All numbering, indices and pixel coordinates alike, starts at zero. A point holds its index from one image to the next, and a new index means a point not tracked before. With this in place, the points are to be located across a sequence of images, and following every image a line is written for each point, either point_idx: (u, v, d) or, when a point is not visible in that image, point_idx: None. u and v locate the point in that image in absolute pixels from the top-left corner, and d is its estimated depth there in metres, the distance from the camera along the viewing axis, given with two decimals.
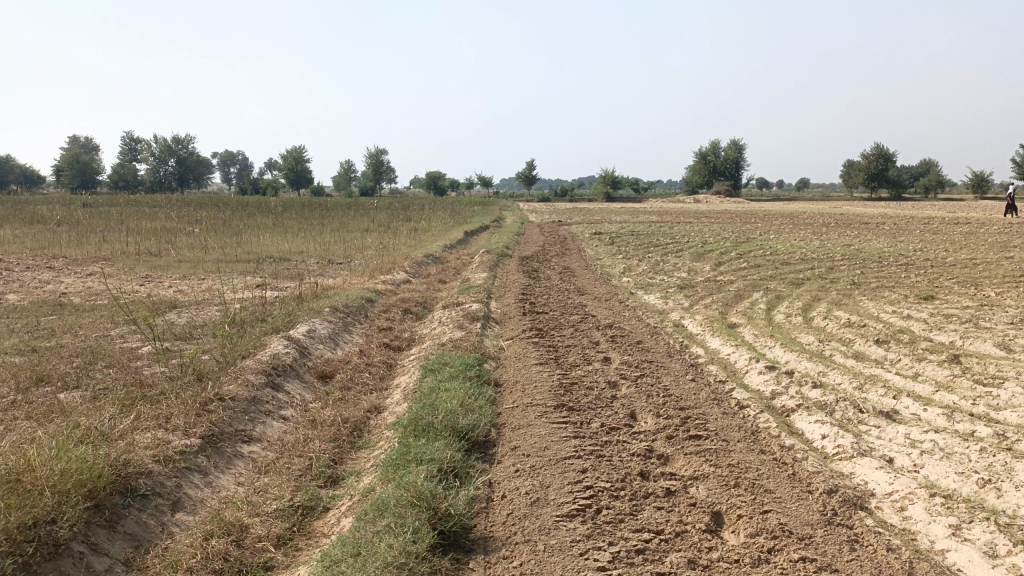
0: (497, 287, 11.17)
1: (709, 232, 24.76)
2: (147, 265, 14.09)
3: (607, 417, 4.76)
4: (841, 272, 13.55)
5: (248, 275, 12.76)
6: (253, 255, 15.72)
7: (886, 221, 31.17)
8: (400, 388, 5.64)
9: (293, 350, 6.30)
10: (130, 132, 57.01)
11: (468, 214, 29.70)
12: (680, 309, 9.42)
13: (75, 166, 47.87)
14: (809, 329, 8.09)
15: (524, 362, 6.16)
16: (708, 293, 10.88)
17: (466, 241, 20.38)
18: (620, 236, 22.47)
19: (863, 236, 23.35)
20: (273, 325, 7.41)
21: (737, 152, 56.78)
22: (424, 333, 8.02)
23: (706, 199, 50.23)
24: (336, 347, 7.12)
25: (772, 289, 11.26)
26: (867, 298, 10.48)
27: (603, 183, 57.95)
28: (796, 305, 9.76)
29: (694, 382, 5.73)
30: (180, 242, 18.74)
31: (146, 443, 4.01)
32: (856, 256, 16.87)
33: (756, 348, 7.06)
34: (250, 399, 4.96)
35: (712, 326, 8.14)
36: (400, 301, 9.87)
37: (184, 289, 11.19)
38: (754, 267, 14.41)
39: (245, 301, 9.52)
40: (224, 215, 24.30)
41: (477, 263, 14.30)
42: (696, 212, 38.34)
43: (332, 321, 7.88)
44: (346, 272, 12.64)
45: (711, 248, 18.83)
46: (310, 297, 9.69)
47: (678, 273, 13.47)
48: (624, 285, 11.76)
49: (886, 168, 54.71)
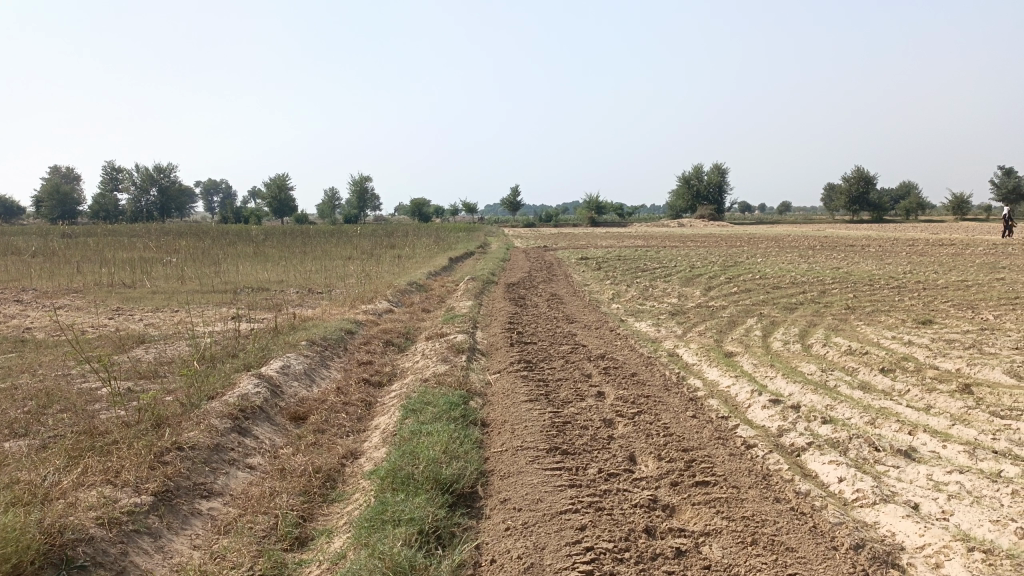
0: (483, 316, 10.78)
1: (696, 256, 24.54)
2: (120, 297, 13.58)
3: (604, 461, 4.36)
4: (834, 296, 13.26)
5: (224, 306, 12.29)
6: (231, 285, 15.25)
7: (871, 244, 31.15)
8: (379, 431, 5.21)
9: (264, 389, 5.86)
10: (111, 161, 56.52)
11: (453, 240, 29.41)
12: (673, 337, 9.04)
13: (56, 197, 47.25)
14: (809, 357, 7.74)
15: (513, 399, 5.75)
16: (700, 319, 10.53)
17: (451, 268, 20.00)
18: (607, 261, 22.17)
19: (850, 259, 23.21)
20: (244, 361, 6.97)
21: (720, 176, 57.03)
22: (406, 367, 7.60)
23: (690, 223, 50.22)
24: (312, 385, 6.68)
25: (765, 315, 10.93)
26: (864, 323, 10.17)
27: (587, 209, 57.91)
28: (792, 331, 9.42)
29: (695, 419, 5.33)
30: (157, 272, 18.24)
31: (89, 503, 3.57)
32: (846, 279, 16.63)
33: (757, 379, 6.68)
34: (213, 447, 4.52)
35: (708, 355, 7.77)
36: (381, 332, 9.45)
37: (155, 322, 10.71)
38: (745, 291, 14.10)
39: (218, 335, 9.06)
40: (204, 244, 23.81)
41: (462, 290, 13.91)
42: (681, 236, 38.25)
43: (308, 355, 7.45)
44: (327, 302, 12.21)
45: (699, 272, 18.56)
46: (286, 330, 9.25)
47: (668, 299, 13.14)
48: (613, 312, 11.41)
49: (868, 191, 55.07)
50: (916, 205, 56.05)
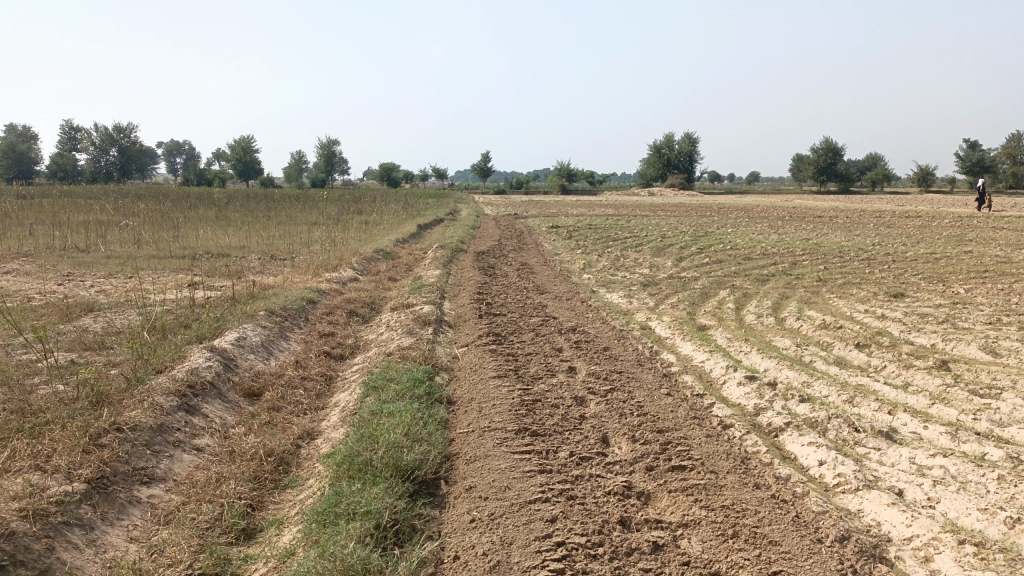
0: (451, 285, 10.47)
1: (667, 226, 24.39)
2: (71, 262, 13.00)
3: (576, 444, 4.13)
4: (805, 268, 13.19)
5: (182, 273, 11.82)
6: (189, 250, 14.70)
7: (839, 215, 31.32)
8: (338, 409, 4.92)
9: (216, 363, 5.52)
10: (68, 120, 54.58)
11: (421, 206, 28.89)
12: (645, 309, 8.84)
13: (11, 156, 45.59)
14: (783, 331, 7.59)
15: (481, 375, 5.49)
16: (673, 291, 10.35)
17: (420, 235, 19.60)
18: (577, 230, 21.91)
19: (819, 230, 23.24)
20: (197, 333, 6.60)
21: (691, 145, 56.91)
22: (369, 340, 7.29)
23: (660, 192, 50.11)
24: (269, 358, 6.35)
25: (738, 287, 10.78)
26: (837, 296, 10.07)
27: (558, 176, 57.49)
28: (766, 304, 9.28)
29: (669, 397, 5.12)
30: (113, 236, 17.57)
31: (12, 492, 3.23)
32: (816, 250, 16.60)
33: (731, 354, 6.50)
34: (156, 428, 4.19)
35: (681, 328, 7.58)
36: (345, 302, 9.11)
37: (107, 289, 10.22)
38: (717, 262, 13.97)
39: (172, 304, 8.64)
40: (164, 207, 23.06)
41: (430, 258, 13.57)
42: (651, 206, 38.14)
43: (266, 326, 7.09)
44: (289, 270, 11.80)
45: (670, 242, 18.40)
46: (244, 299, 8.85)
47: (639, 269, 12.95)
48: (584, 283, 11.17)
49: (836, 162, 55.37)
50: (883, 177, 56.56)
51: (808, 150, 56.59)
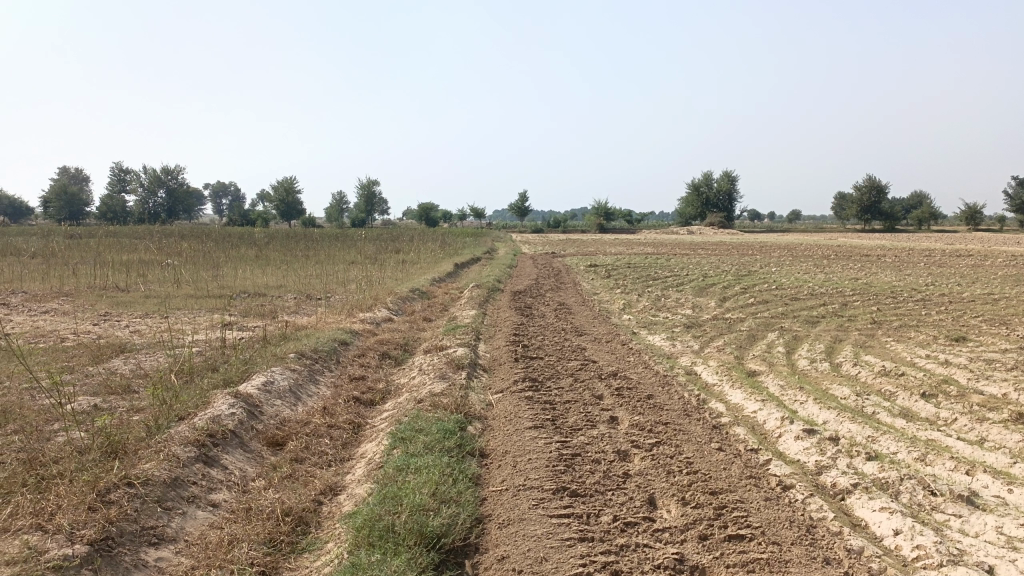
0: (487, 326, 10.18)
1: (708, 265, 23.88)
2: (110, 302, 13.04)
3: (620, 506, 3.76)
4: (856, 310, 12.62)
5: (217, 313, 11.73)
6: (226, 290, 14.68)
7: (886, 253, 30.43)
8: (364, 462, 4.62)
9: (240, 410, 5.27)
10: (119, 163, 56.29)
11: (458, 245, 28.83)
12: (690, 353, 8.42)
13: (64, 197, 47.03)
14: (839, 378, 7.12)
15: (516, 424, 5.15)
16: (718, 333, 9.91)
17: (456, 275, 19.43)
18: (616, 269, 21.56)
19: (867, 270, 22.50)
20: (224, 377, 6.38)
21: (730, 183, 56.34)
22: (401, 384, 7.00)
23: (700, 231, 49.49)
24: (297, 404, 6.09)
25: (787, 329, 10.30)
26: (893, 340, 9.54)
27: (595, 215, 57.29)
28: (818, 348, 8.79)
29: (721, 452, 4.72)
30: (154, 276, 17.70)
31: (8, 556, 2.97)
32: (866, 290, 15.99)
33: (786, 404, 6.06)
34: (170, 482, 3.93)
35: (729, 374, 7.15)
36: (378, 344, 8.87)
37: (141, 329, 10.15)
38: (762, 303, 13.47)
39: (204, 345, 8.49)
40: (205, 246, 23.31)
41: (466, 299, 13.32)
42: (690, 244, 37.61)
43: (296, 370, 6.85)
44: (324, 309, 11.64)
45: (712, 281, 17.94)
46: (276, 340, 8.67)
47: (681, 310, 12.53)
48: (625, 324, 10.79)
49: (880, 201, 54.25)
50: (929, 215, 55.19)
51: (851, 188, 55.59)
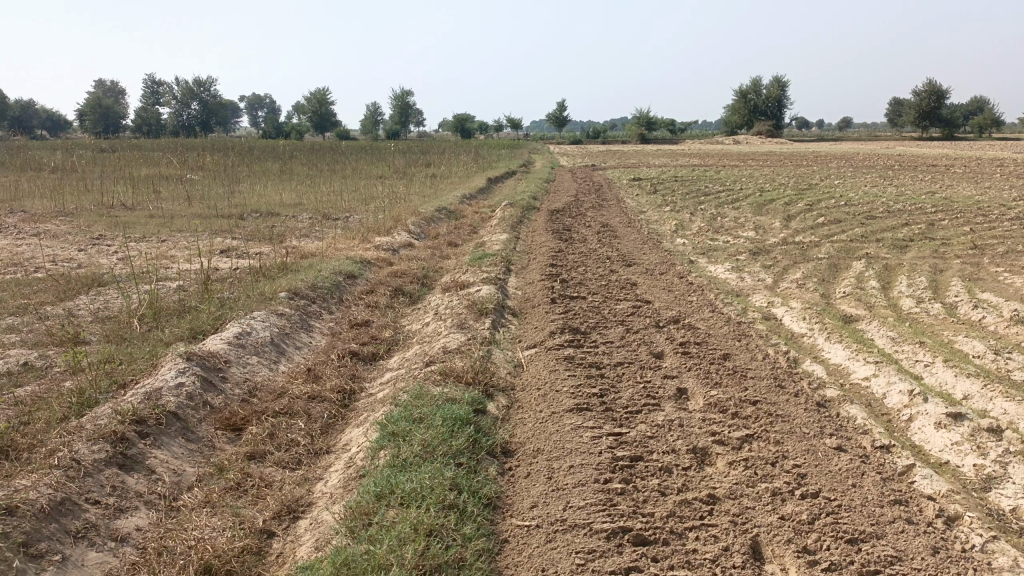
0: (520, 254, 8.79)
1: (763, 177, 21.96)
2: (109, 222, 11.86)
3: (714, 569, 2.45)
4: (947, 231, 10.88)
5: (220, 236, 10.49)
6: (238, 208, 13.43)
7: (954, 163, 27.77)
8: (342, 464, 3.35)
9: (191, 380, 4.02)
10: (152, 75, 54.96)
11: (492, 157, 27.05)
12: (764, 289, 6.95)
13: (100, 110, 45.80)
14: (963, 327, 5.60)
15: (552, 405, 3.82)
16: (792, 262, 8.36)
17: (490, 191, 17.91)
18: (662, 183, 19.78)
19: (941, 182, 20.28)
20: (187, 329, 5.11)
21: (780, 89, 52.81)
22: (411, 333, 5.69)
23: (747, 140, 46.57)
24: (277, 365, 4.83)
25: (874, 257, 8.69)
26: (1006, 271, 7.90)
27: (637, 125, 54.50)
28: (920, 283, 7.23)
29: (842, 453, 3.35)
30: (167, 192, 16.48)
31: None
32: (949, 207, 14.09)
33: (907, 369, 4.61)
34: (51, 512, 2.71)
35: (821, 321, 5.68)
36: (392, 277, 7.56)
37: (131, 256, 8.95)
38: (835, 223, 11.77)
39: (188, 279, 7.24)
40: (228, 161, 21.98)
41: (498, 219, 11.87)
42: (739, 153, 35.17)
43: (282, 315, 5.58)
44: (338, 233, 10.32)
45: (771, 197, 16.16)
46: (274, 272, 7.39)
47: (742, 232, 10.91)
48: (679, 250, 9.28)
49: (942, 106, 50.39)
50: (994, 121, 51.18)
51: (911, 93, 51.70)
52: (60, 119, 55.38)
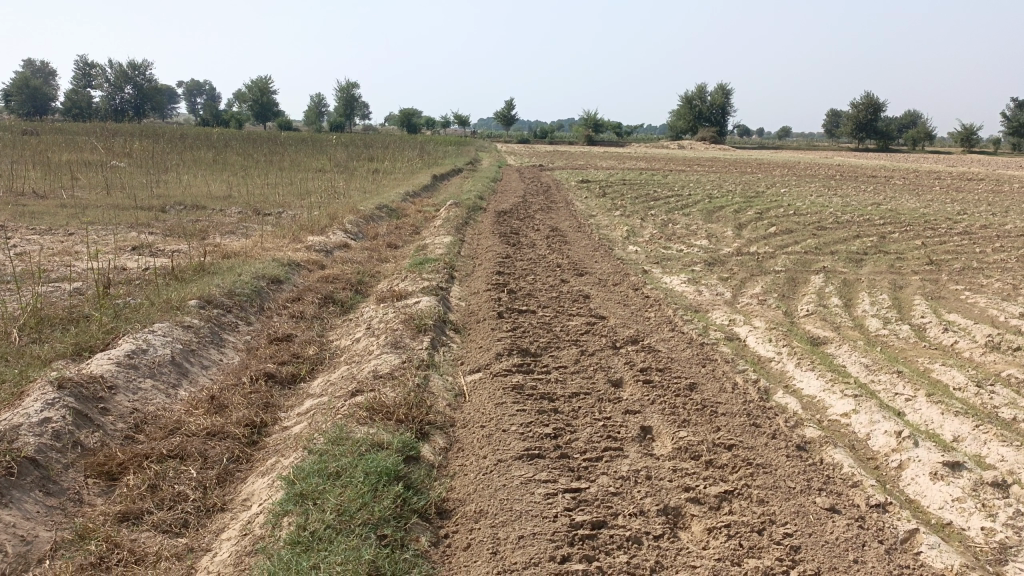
0: (464, 259, 8.19)
1: (711, 183, 21.83)
2: (13, 211, 10.78)
3: None
4: (898, 245, 10.71)
5: (137, 231, 9.58)
6: (160, 200, 12.46)
7: (892, 175, 28.26)
8: (237, 531, 2.72)
9: (59, 414, 3.30)
10: (83, 56, 52.38)
11: (438, 154, 26.35)
12: (724, 305, 6.51)
13: (26, 91, 43.19)
14: (936, 353, 5.25)
15: (498, 450, 3.25)
16: (750, 275, 7.97)
17: (434, 189, 17.26)
18: (611, 186, 19.44)
19: (884, 194, 20.45)
20: (71, 344, 4.35)
21: (724, 96, 53.43)
22: (339, 351, 5.04)
23: (692, 145, 46.88)
24: (176, 392, 4.12)
25: (832, 271, 8.37)
26: (966, 289, 7.65)
27: (584, 126, 54.40)
28: (883, 301, 6.91)
29: (837, 516, 2.87)
30: (86, 179, 15.31)
31: None
32: (896, 219, 14.05)
33: (888, 405, 4.20)
34: None
35: (790, 344, 5.25)
36: (323, 283, 6.88)
37: (30, 251, 8.02)
38: (787, 233, 11.50)
39: (88, 281, 6.42)
40: (157, 148, 20.77)
41: (441, 220, 11.25)
42: (685, 158, 35.24)
43: (189, 328, 4.87)
44: (268, 230, 9.54)
45: (720, 204, 15.94)
46: (188, 274, 6.62)
47: (695, 241, 10.51)
48: (632, 259, 8.82)
49: (878, 118, 51.67)
50: (925, 135, 52.63)
51: (849, 105, 52.89)
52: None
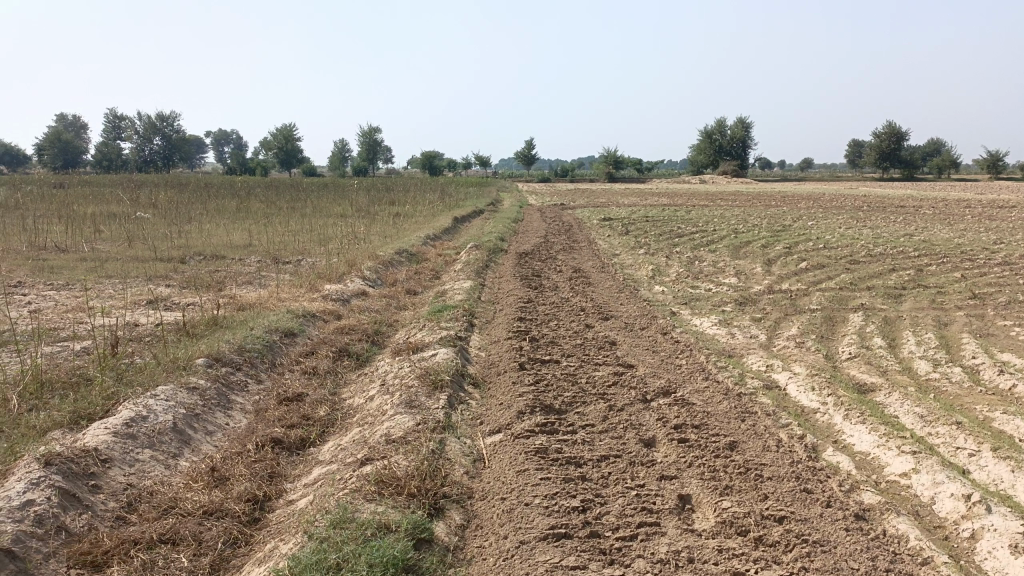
0: (484, 305, 7.92)
1: (736, 218, 21.49)
2: (33, 266, 10.74)
3: None
4: (937, 278, 10.27)
5: (154, 283, 9.45)
6: (180, 250, 12.39)
7: (921, 204, 27.70)
8: None
9: (43, 495, 3.04)
10: (113, 110, 53.70)
11: (459, 196, 26.34)
12: (760, 349, 6.14)
13: (59, 145, 44.19)
14: (996, 399, 4.83)
15: (521, 530, 2.92)
16: (784, 315, 7.60)
17: (455, 231, 17.11)
18: (634, 223, 19.18)
19: (915, 224, 19.95)
20: (68, 412, 4.11)
21: (745, 130, 53.27)
22: (352, 411, 4.75)
23: (713, 179, 46.61)
24: (176, 462, 3.85)
25: (871, 309, 7.97)
26: (1016, 325, 7.21)
27: (605, 163, 54.43)
28: (929, 341, 6.50)
29: None
30: (109, 231, 15.35)
31: None
32: (931, 251, 13.58)
33: (950, 462, 3.80)
34: None
35: (834, 392, 4.87)
36: (338, 334, 6.63)
37: (45, 307, 7.89)
38: (819, 268, 11.11)
39: (97, 338, 6.23)
40: (181, 198, 20.93)
41: (462, 263, 11.03)
42: (707, 193, 34.97)
43: (194, 390, 4.61)
44: (285, 280, 9.36)
45: (747, 239, 15.59)
46: (199, 329, 6.40)
47: (723, 279, 10.16)
48: (659, 300, 8.49)
49: (902, 148, 51.11)
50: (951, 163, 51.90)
51: (871, 135, 52.43)
52: (18, 152, 53.52)
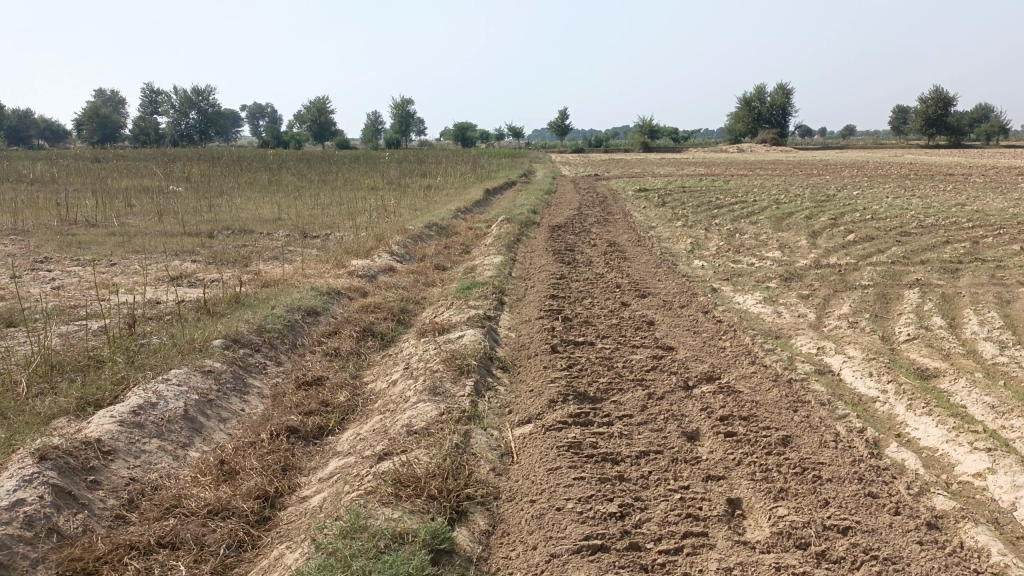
0: (515, 281, 7.60)
1: (776, 188, 20.78)
2: (62, 242, 10.66)
3: None
4: (995, 251, 9.67)
5: (180, 258, 9.30)
6: (209, 225, 12.25)
7: (971, 172, 26.58)
8: None
9: (34, 494, 2.81)
10: (149, 84, 54.00)
11: (492, 167, 25.95)
12: (809, 330, 5.74)
13: (97, 120, 44.58)
14: None
15: (552, 539, 2.63)
16: (834, 292, 7.15)
17: (487, 204, 16.76)
18: (670, 194, 18.62)
19: (965, 193, 19.07)
20: (75, 399, 3.91)
21: (785, 96, 51.77)
22: (374, 396, 4.49)
23: (752, 148, 45.43)
24: (185, 453, 3.63)
25: (927, 285, 7.47)
26: None
27: (639, 133, 53.41)
28: (994, 320, 6.02)
29: None
30: (141, 206, 15.30)
31: None
32: (986, 221, 12.87)
33: None
34: None
35: (895, 380, 4.46)
36: (362, 313, 6.37)
37: (69, 284, 7.75)
38: (868, 241, 10.56)
39: (116, 316, 6.05)
40: (214, 171, 20.87)
41: (492, 237, 10.71)
42: (744, 163, 34.00)
43: (208, 373, 4.39)
44: (311, 255, 9.14)
45: (789, 210, 14.98)
46: (220, 307, 6.19)
47: (766, 253, 9.69)
48: (698, 275, 8.08)
49: (949, 113, 49.21)
50: (1000, 129, 49.94)
51: (918, 100, 50.54)
52: (59, 127, 54.24)
